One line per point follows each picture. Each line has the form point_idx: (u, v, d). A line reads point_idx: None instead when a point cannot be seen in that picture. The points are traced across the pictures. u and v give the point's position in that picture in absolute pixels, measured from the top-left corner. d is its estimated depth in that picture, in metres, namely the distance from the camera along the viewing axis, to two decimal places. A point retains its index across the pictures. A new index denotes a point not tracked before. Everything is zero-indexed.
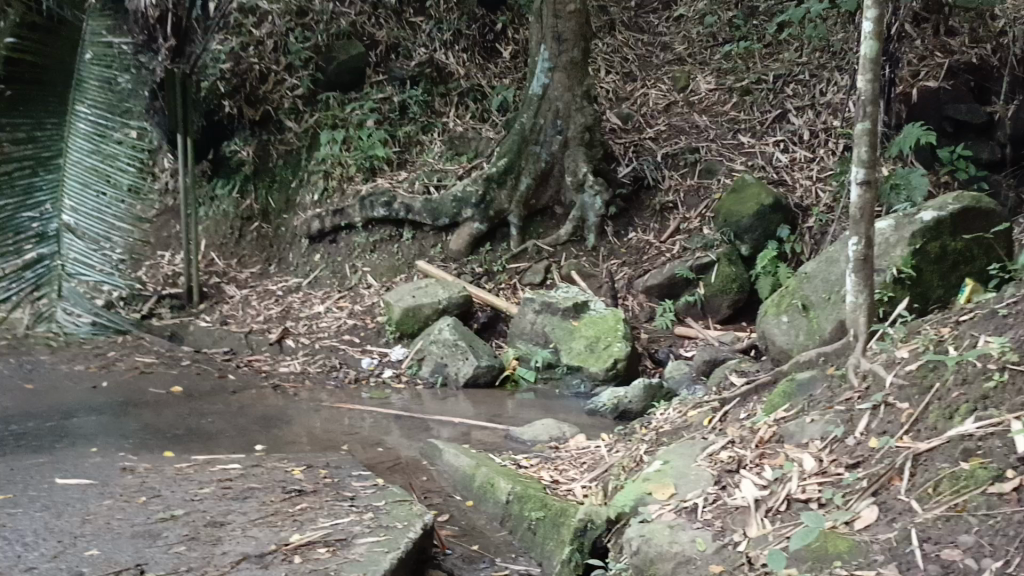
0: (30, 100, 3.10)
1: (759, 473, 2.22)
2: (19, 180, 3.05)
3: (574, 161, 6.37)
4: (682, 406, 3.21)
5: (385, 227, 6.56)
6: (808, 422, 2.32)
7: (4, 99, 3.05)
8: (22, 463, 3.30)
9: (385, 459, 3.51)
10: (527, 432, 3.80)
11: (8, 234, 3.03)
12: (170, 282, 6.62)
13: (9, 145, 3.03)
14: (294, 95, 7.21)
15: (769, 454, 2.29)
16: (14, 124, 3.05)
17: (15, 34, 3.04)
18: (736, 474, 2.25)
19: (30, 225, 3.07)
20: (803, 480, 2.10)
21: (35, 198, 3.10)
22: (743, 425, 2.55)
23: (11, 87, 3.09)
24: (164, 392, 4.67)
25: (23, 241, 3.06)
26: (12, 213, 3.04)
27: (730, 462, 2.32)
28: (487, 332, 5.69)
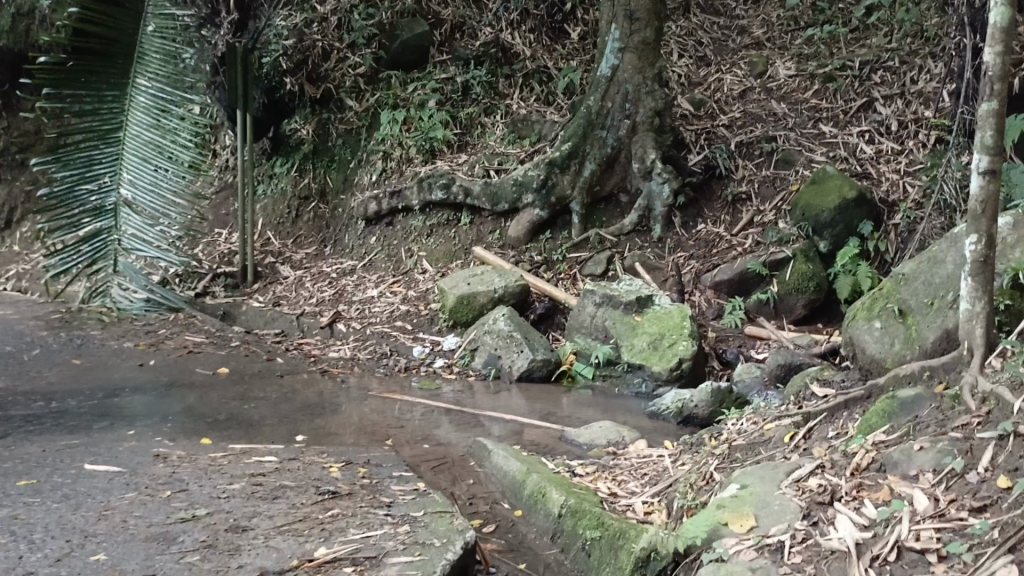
0: (93, 72, 2.69)
1: (858, 509, 1.92)
2: (78, 152, 2.69)
3: (643, 148, 6.04)
4: (756, 417, 2.89)
5: (442, 211, 6.34)
6: (917, 450, 2.01)
7: (64, 71, 2.64)
8: (56, 444, 3.18)
9: (431, 457, 3.29)
10: (583, 434, 3.54)
11: (64, 207, 2.69)
12: (225, 260, 6.52)
13: (72, 117, 2.68)
14: (356, 73, 7.04)
15: (869, 486, 2.00)
16: (76, 97, 2.67)
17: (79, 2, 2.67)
18: (830, 508, 1.97)
19: (87, 197, 2.70)
20: (917, 524, 1.80)
21: (94, 169, 2.71)
22: (834, 449, 2.24)
23: (73, 58, 2.68)
24: (211, 373, 4.54)
25: (79, 214, 2.71)
26: (71, 185, 2.69)
27: (821, 493, 2.03)
28: (544, 325, 5.41)
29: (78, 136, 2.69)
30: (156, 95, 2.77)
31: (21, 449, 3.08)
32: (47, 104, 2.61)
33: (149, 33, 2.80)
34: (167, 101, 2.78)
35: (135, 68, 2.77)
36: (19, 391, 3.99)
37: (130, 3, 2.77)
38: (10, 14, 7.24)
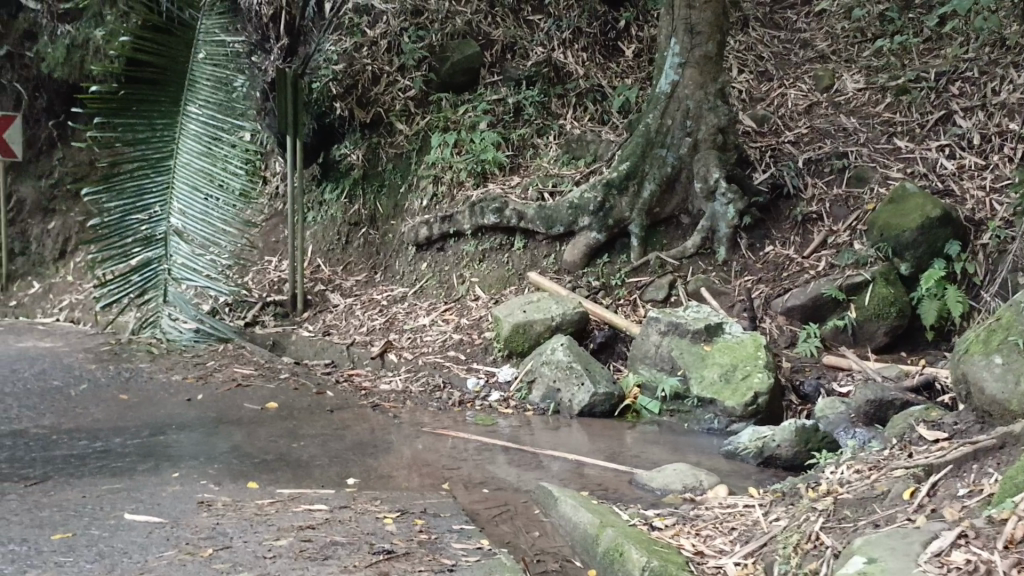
0: (143, 101, 3.35)
1: None
2: (132, 181, 3.36)
3: (705, 166, 5.72)
4: (859, 465, 2.61)
5: (495, 235, 6.12)
6: None
7: (119, 100, 3.31)
8: (97, 488, 3.01)
9: (491, 504, 3.02)
10: (654, 478, 3.27)
11: (116, 239, 3.38)
12: (275, 288, 6.38)
13: (129, 147, 3.34)
14: (406, 96, 6.89)
15: None
16: (132, 124, 3.33)
17: (131, 32, 3.31)
18: None
19: (138, 226, 3.38)
20: None
21: (146, 199, 3.40)
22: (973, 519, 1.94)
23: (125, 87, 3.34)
24: (259, 408, 4.36)
25: (131, 246, 3.40)
26: (124, 215, 3.38)
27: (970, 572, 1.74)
28: (603, 354, 5.12)
29: (131, 163, 3.36)
30: (207, 122, 3.46)
31: (59, 495, 2.92)
32: (100, 133, 3.27)
33: (200, 60, 3.49)
34: (216, 128, 3.46)
35: (186, 93, 3.45)
36: (64, 429, 3.86)
37: (180, 32, 3.46)
38: (64, 46, 7.48)
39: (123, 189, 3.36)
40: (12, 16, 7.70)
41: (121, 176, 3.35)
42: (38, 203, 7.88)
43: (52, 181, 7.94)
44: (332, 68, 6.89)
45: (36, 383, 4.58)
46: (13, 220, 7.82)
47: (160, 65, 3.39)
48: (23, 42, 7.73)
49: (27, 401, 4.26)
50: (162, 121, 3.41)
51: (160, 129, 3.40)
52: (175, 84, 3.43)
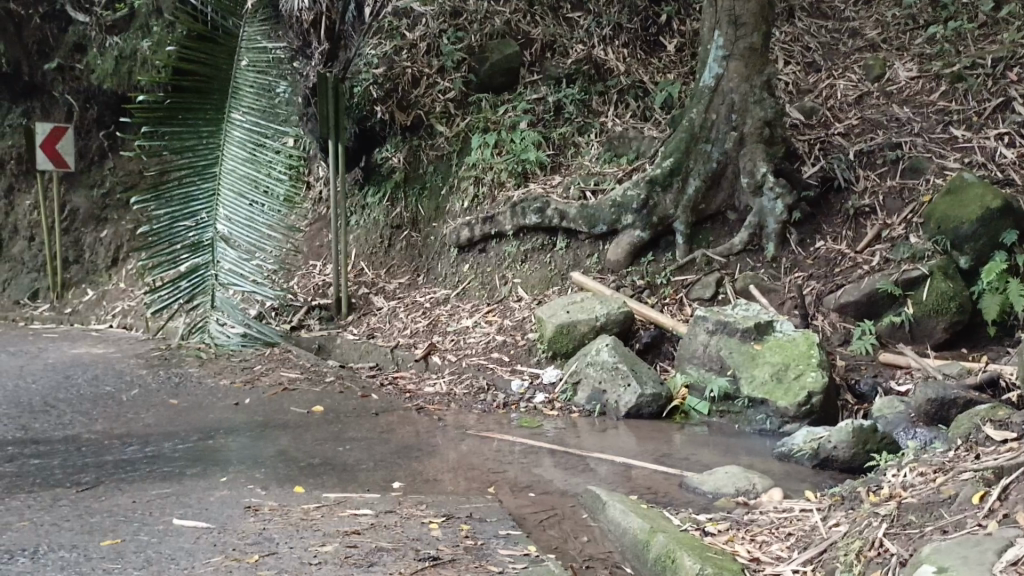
0: (189, 109, 4.09)
1: None
2: (184, 188, 4.13)
3: (751, 161, 5.61)
4: (923, 467, 2.48)
5: (538, 235, 6.06)
6: None
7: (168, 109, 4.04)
8: (146, 493, 3.03)
9: (538, 509, 2.95)
10: (706, 481, 3.18)
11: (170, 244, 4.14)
12: (319, 292, 6.41)
13: (179, 155, 4.11)
14: (446, 98, 6.88)
15: None
16: (179, 134, 4.09)
17: (178, 46, 4.06)
18: None
19: (187, 233, 4.15)
20: None
21: (193, 205, 4.16)
22: None
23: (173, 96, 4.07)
24: (305, 411, 4.36)
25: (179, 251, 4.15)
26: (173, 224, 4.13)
27: None
28: (650, 355, 5.03)
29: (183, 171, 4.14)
30: (250, 127, 4.21)
31: (109, 501, 2.94)
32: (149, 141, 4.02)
33: (243, 67, 4.23)
34: (260, 133, 4.23)
35: (231, 100, 4.20)
36: (115, 434, 3.91)
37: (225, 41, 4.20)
38: (113, 57, 7.70)
39: (171, 196, 4.12)
40: (62, 30, 7.87)
41: (171, 186, 4.11)
42: (90, 212, 8.04)
43: (103, 190, 8.10)
44: (371, 73, 6.86)
45: (88, 389, 4.65)
46: (66, 229, 7.97)
47: (208, 75, 4.14)
48: (73, 55, 7.89)
49: (80, 406, 4.33)
50: (208, 126, 4.17)
51: (207, 133, 4.17)
52: (221, 93, 4.18)
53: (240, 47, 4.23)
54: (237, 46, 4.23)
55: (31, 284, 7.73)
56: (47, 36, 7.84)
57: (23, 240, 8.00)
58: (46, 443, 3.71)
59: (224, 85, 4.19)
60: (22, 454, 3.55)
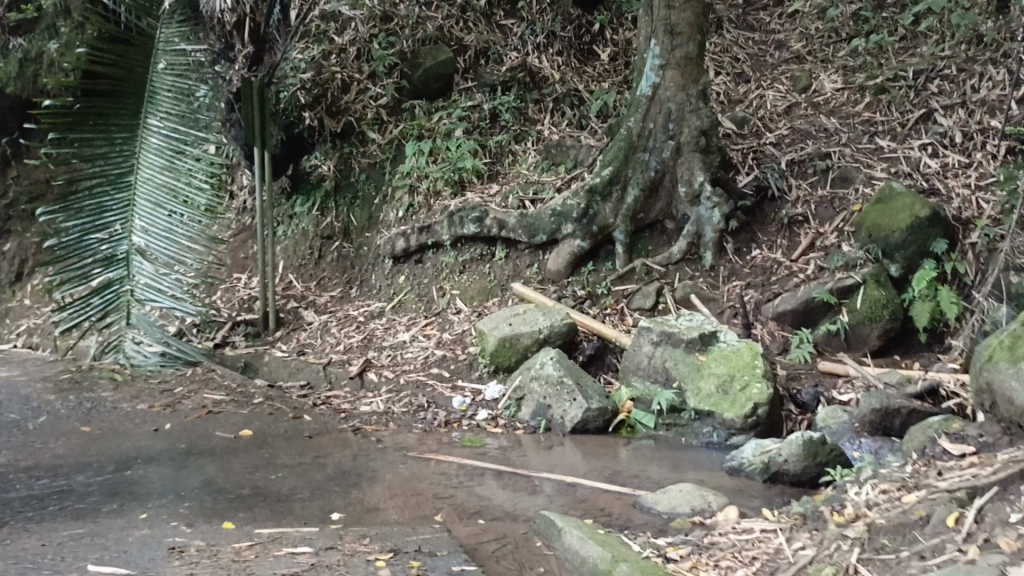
0: (100, 115, 3.56)
1: None
2: (93, 199, 3.50)
3: (689, 170, 5.59)
4: (887, 487, 2.45)
5: (475, 245, 5.91)
6: None
7: (77, 115, 3.52)
8: (56, 535, 2.75)
9: (488, 538, 2.81)
10: (660, 501, 3.08)
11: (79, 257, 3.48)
12: (246, 306, 6.10)
13: (88, 164, 3.52)
14: (377, 105, 6.66)
15: None
16: (88, 140, 3.52)
17: (87, 45, 3.59)
18: None
19: (100, 245, 3.49)
20: None
21: (106, 215, 3.52)
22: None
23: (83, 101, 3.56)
24: (232, 436, 4.10)
25: (91, 265, 3.50)
26: (84, 234, 3.49)
27: None
28: (594, 367, 4.92)
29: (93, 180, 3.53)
30: (168, 133, 3.67)
31: (15, 544, 2.66)
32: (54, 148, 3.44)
33: (160, 70, 3.78)
34: (177, 138, 3.69)
35: (147, 104, 3.70)
36: (20, 467, 3.58)
37: (139, 41, 3.74)
38: (16, 59, 7.23)
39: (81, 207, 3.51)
40: None
41: (80, 196, 3.50)
42: None
43: (6, 201, 7.56)
44: (299, 77, 6.66)
45: None
46: None
47: (122, 78, 3.65)
48: None
49: None
50: (122, 133, 3.62)
51: (121, 140, 3.61)
52: (137, 97, 3.68)
53: (156, 49, 3.80)
54: (152, 47, 3.79)
55: None
56: None
57: None
58: None
59: (139, 89, 3.70)
60: None
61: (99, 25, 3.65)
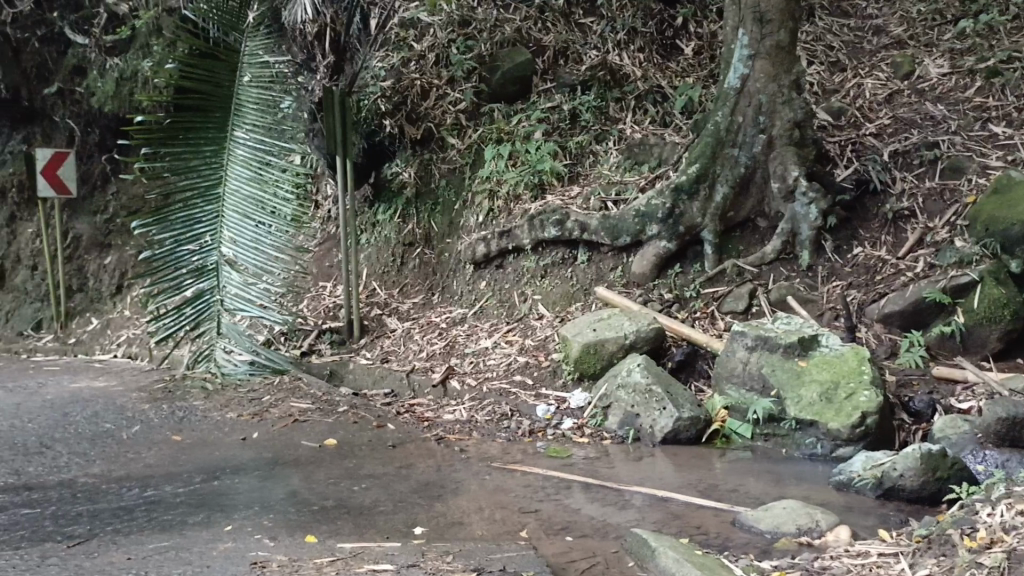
0: (193, 129, 4.50)
1: None
2: (191, 211, 4.50)
3: (782, 165, 5.30)
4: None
5: (556, 248, 5.75)
6: None
7: (174, 129, 4.47)
8: (143, 548, 2.75)
9: (577, 557, 2.66)
10: (761, 519, 2.89)
11: (174, 268, 4.46)
12: (330, 314, 6.11)
13: (181, 177, 4.49)
14: (457, 110, 6.60)
15: None
16: (181, 152, 4.48)
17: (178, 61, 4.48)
18: None
19: (190, 257, 4.48)
20: None
21: (197, 226, 4.50)
22: None
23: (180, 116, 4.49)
24: (317, 445, 4.07)
25: (184, 276, 4.48)
26: (176, 247, 4.47)
27: None
28: (684, 373, 4.72)
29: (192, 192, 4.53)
30: (253, 144, 4.60)
31: (103, 557, 2.67)
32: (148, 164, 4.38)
33: (246, 82, 4.65)
34: (263, 150, 4.61)
35: (234, 118, 4.61)
36: (114, 477, 3.62)
37: (226, 56, 4.63)
38: (113, 79, 7.52)
39: (174, 220, 4.46)
40: (62, 53, 7.69)
41: (173, 210, 4.46)
42: (94, 238, 7.81)
43: (106, 216, 7.87)
44: (379, 85, 6.61)
45: (87, 427, 4.37)
46: (70, 257, 7.76)
47: (207, 93, 4.55)
48: (73, 78, 7.71)
49: (77, 447, 4.05)
50: (211, 145, 4.56)
51: (210, 151, 4.56)
52: (223, 111, 4.60)
53: (242, 62, 4.67)
54: (240, 62, 4.67)
55: (34, 314, 7.56)
56: (47, 60, 7.66)
57: (25, 269, 7.78)
58: (40, 490, 3.44)
59: (227, 102, 4.61)
60: (12, 503, 3.28)
61: (188, 41, 4.53)
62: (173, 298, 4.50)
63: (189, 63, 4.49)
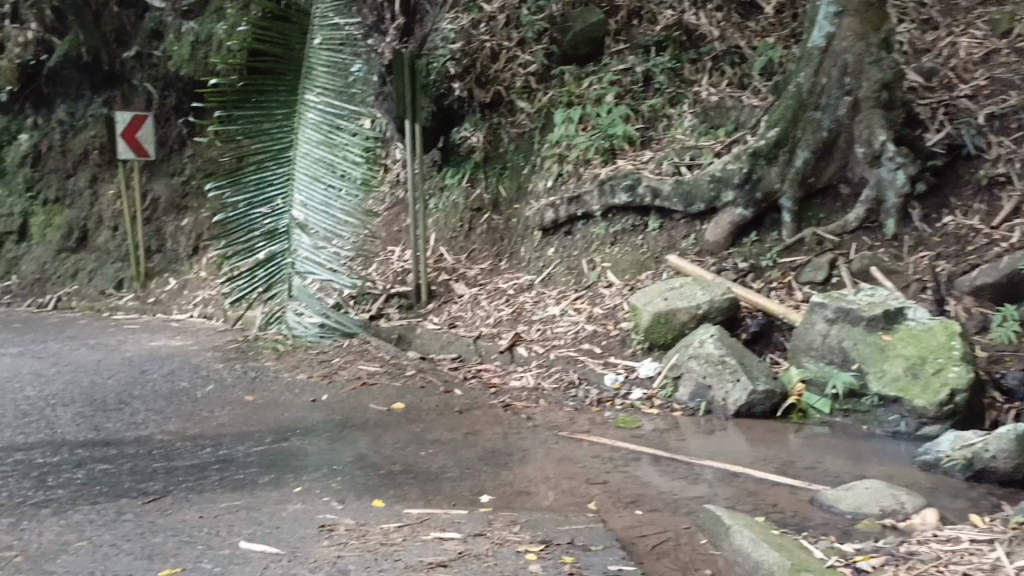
0: (265, 92, 4.51)
1: None
2: (261, 175, 4.54)
3: (868, 128, 5.04)
4: None
5: (627, 215, 5.63)
6: None
7: (246, 93, 4.48)
8: (215, 507, 2.80)
9: (648, 531, 2.59)
10: (842, 499, 2.77)
11: (246, 232, 4.55)
12: (398, 279, 6.11)
13: (255, 142, 4.50)
14: (527, 72, 6.48)
15: None
16: (253, 116, 4.49)
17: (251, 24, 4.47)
18: None
19: (263, 220, 4.55)
20: None
21: (269, 190, 4.56)
22: None
23: (252, 79, 4.50)
24: (384, 409, 4.07)
25: (255, 239, 4.56)
26: (249, 210, 4.54)
27: None
28: (759, 345, 4.57)
29: (265, 156, 4.55)
30: (321, 108, 4.58)
31: (176, 515, 2.73)
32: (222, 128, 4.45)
33: (316, 44, 4.59)
34: (332, 114, 4.59)
35: (305, 81, 4.59)
36: (188, 435, 3.70)
37: (297, 18, 4.58)
38: (188, 43, 7.59)
39: (246, 182, 4.54)
40: (140, 17, 7.87)
41: (246, 172, 4.53)
42: (171, 201, 7.98)
43: (182, 179, 8.03)
44: (449, 48, 6.62)
45: (164, 386, 4.48)
46: (149, 219, 7.96)
47: (280, 56, 4.53)
48: (151, 42, 7.85)
49: (154, 404, 4.16)
50: (282, 108, 4.56)
51: (281, 115, 4.56)
52: (295, 74, 4.58)
53: (314, 24, 4.60)
54: (311, 24, 4.60)
55: (115, 274, 7.75)
56: (126, 24, 7.86)
57: (107, 230, 8.02)
58: (118, 446, 3.54)
59: (298, 65, 4.58)
60: (93, 458, 3.38)
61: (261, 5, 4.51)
62: (246, 261, 4.60)
63: (263, 25, 4.45)
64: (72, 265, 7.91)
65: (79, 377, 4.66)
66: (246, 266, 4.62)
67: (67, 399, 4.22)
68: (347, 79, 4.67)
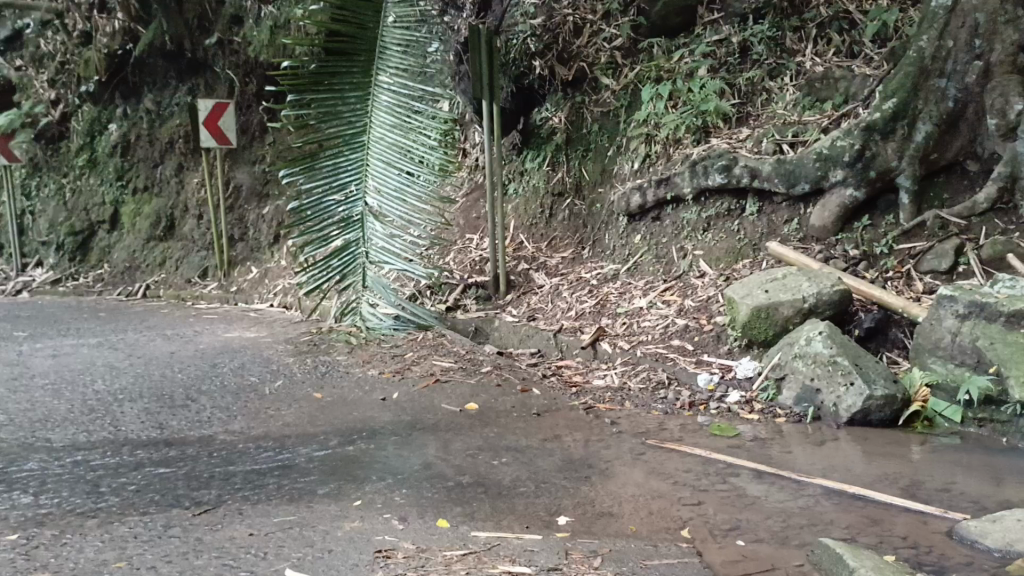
0: (338, 75, 4.28)
1: None
2: (333, 161, 4.30)
3: (1002, 97, 4.44)
4: None
5: (722, 198, 5.15)
6: None
7: (317, 76, 4.23)
8: (267, 523, 2.56)
9: (753, 570, 2.23)
10: (986, 534, 2.36)
11: (323, 221, 4.31)
12: (476, 269, 5.81)
13: (330, 128, 4.29)
14: (612, 47, 6.07)
15: None
16: (326, 100, 4.26)
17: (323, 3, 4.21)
18: None
19: (337, 208, 4.30)
20: None
21: (342, 176, 4.32)
22: None
23: (326, 62, 4.26)
24: (457, 410, 3.80)
25: (330, 230, 4.32)
26: (322, 196, 4.30)
27: None
28: (874, 343, 4.13)
29: (336, 143, 4.32)
30: (394, 89, 4.36)
31: (225, 531, 2.50)
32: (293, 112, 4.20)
33: (390, 23, 4.36)
34: (405, 95, 4.35)
35: (378, 62, 4.37)
36: (253, 436, 3.50)
37: None
38: (268, 27, 7.40)
39: (320, 170, 4.30)
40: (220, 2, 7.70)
41: (320, 159, 4.28)
42: (253, 188, 7.92)
43: (263, 166, 7.96)
44: (529, 23, 6.24)
45: (233, 380, 4.32)
46: (232, 207, 7.93)
47: (353, 36, 4.29)
48: (231, 28, 7.72)
49: (220, 401, 3.99)
50: (356, 92, 4.34)
51: (354, 99, 4.34)
52: (368, 54, 4.35)
53: (387, 3, 4.36)
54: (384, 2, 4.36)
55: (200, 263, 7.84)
56: (207, 10, 7.75)
57: (191, 219, 8.03)
58: (180, 447, 3.36)
59: (372, 45, 4.35)
60: (151, 460, 3.20)
61: None
62: (321, 252, 4.33)
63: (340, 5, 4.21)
64: (159, 254, 7.97)
65: (150, 371, 4.54)
66: (320, 256, 4.33)
67: (136, 394, 4.10)
68: (421, 58, 4.45)
